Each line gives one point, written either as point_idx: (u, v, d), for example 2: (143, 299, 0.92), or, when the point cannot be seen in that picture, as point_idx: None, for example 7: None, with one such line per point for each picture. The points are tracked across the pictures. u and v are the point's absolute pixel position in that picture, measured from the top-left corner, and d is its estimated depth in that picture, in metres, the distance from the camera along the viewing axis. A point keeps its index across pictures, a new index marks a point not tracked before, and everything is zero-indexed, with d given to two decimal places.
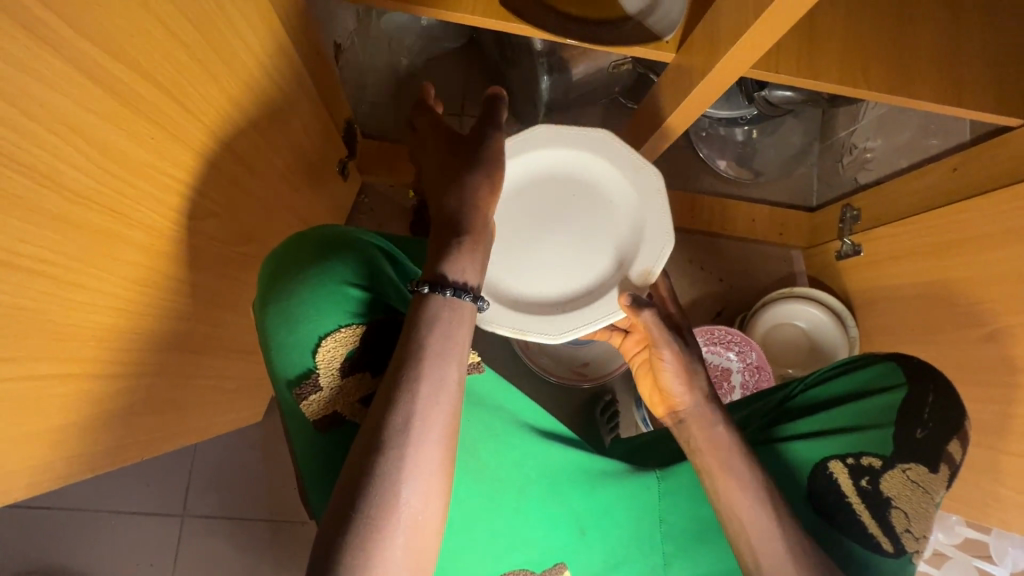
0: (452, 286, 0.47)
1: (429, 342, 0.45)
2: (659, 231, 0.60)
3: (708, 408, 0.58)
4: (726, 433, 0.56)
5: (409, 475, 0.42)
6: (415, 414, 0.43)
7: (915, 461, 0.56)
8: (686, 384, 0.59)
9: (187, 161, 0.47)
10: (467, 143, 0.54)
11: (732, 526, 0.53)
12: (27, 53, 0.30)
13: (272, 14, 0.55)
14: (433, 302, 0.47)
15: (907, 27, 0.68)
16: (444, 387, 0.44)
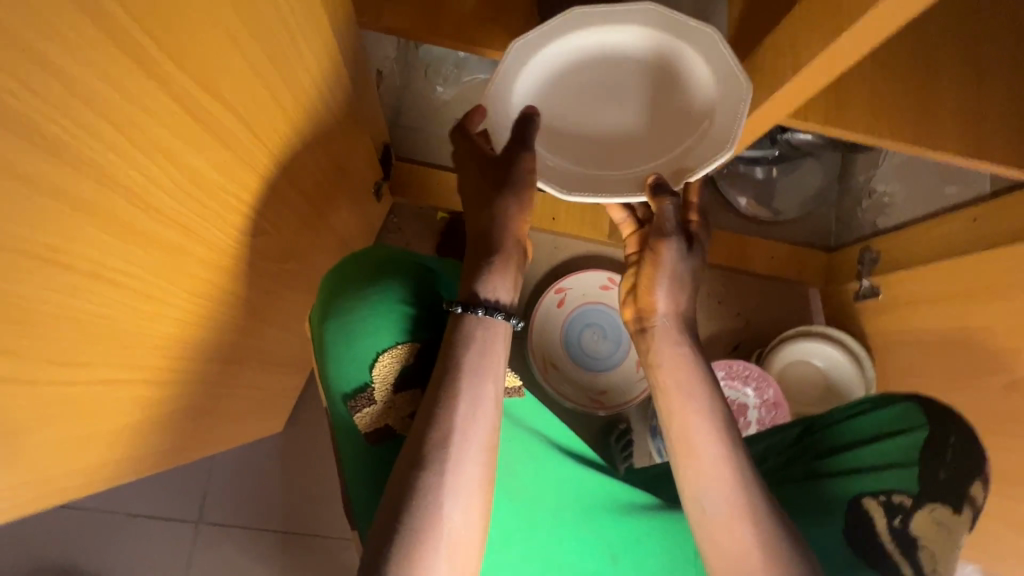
0: (484, 305, 0.49)
1: (466, 359, 0.47)
2: (719, 138, 0.56)
3: (677, 325, 0.58)
4: (687, 351, 0.57)
5: (448, 490, 0.43)
6: (452, 430, 0.45)
7: (940, 502, 0.56)
8: (668, 293, 0.59)
9: (250, 183, 0.50)
10: (498, 164, 0.53)
11: (675, 434, 0.54)
12: (139, 89, 0.33)
13: (335, 49, 0.59)
14: (468, 320, 0.49)
15: (933, 82, 0.70)
16: (481, 405, 0.46)
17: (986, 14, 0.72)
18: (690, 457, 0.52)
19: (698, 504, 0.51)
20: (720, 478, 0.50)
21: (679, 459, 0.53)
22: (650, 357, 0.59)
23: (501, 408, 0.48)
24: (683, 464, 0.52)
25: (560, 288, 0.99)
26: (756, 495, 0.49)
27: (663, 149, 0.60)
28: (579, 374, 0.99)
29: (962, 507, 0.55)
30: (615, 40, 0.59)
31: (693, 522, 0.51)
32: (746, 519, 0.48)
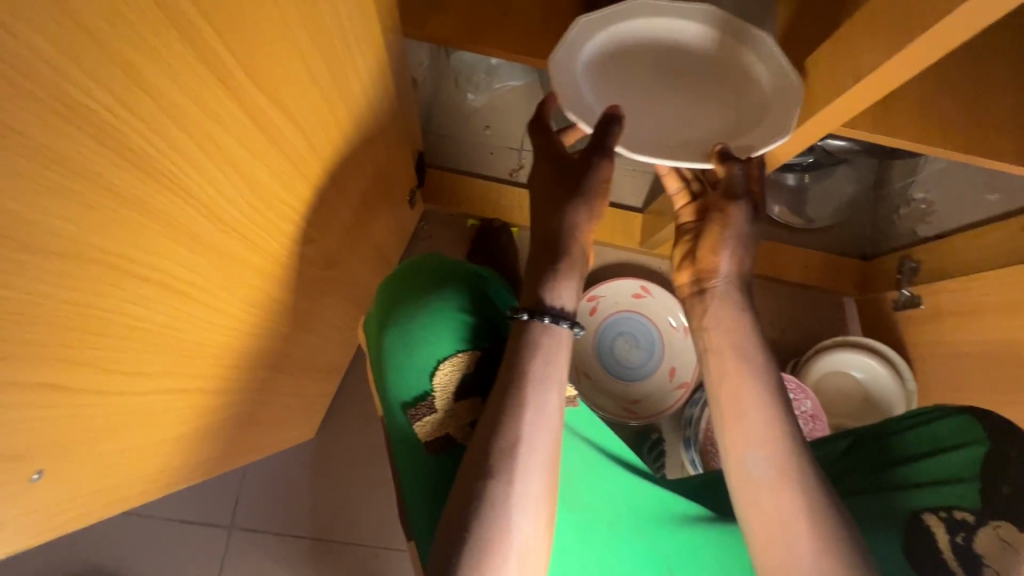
0: (550, 313, 0.49)
1: (531, 368, 0.47)
2: (777, 123, 0.57)
3: (736, 286, 0.58)
4: (743, 313, 0.57)
5: (514, 499, 0.43)
6: (517, 441, 0.45)
7: (1006, 520, 0.53)
8: (733, 254, 0.58)
9: (304, 192, 0.50)
10: (574, 170, 0.53)
11: (726, 394, 0.54)
12: (218, 103, 0.33)
13: (383, 59, 0.59)
14: (536, 328, 0.48)
15: (986, 89, 0.69)
16: (544, 413, 0.46)
17: None
18: (737, 420, 0.52)
19: (741, 466, 0.51)
20: (767, 440, 0.50)
21: (727, 419, 0.53)
22: (702, 320, 0.59)
23: (564, 420, 0.47)
24: (729, 426, 0.53)
25: (592, 295, 0.98)
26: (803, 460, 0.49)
27: (719, 134, 0.59)
28: (612, 383, 0.98)
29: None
30: (671, 32, 0.60)
31: (733, 482, 0.51)
32: (791, 482, 0.48)
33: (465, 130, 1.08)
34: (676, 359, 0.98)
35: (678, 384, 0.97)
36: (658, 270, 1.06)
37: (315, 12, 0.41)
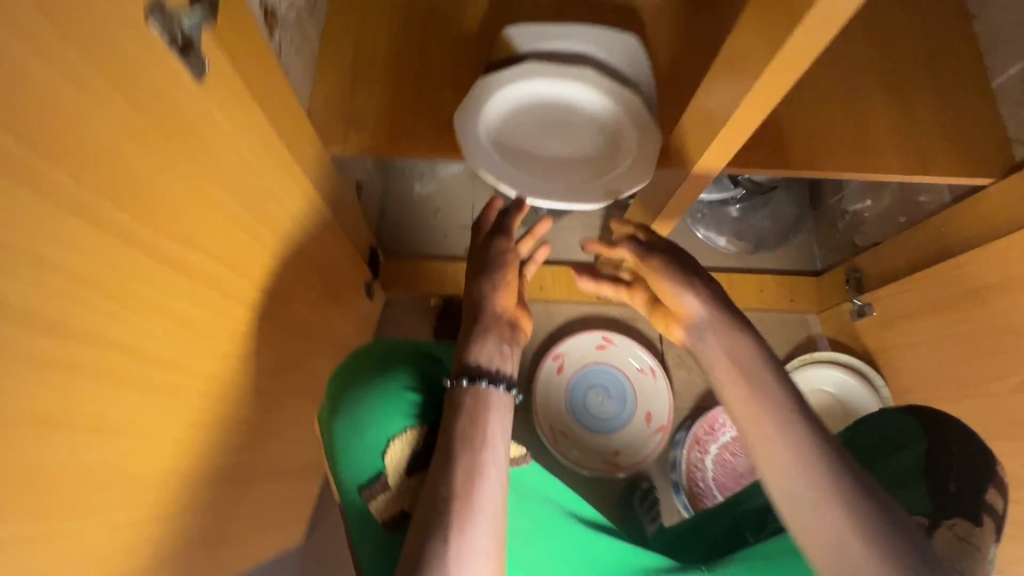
0: (470, 374, 0.52)
1: (458, 427, 0.49)
2: (640, 170, 0.69)
3: (719, 313, 0.59)
4: (740, 336, 0.57)
5: (461, 567, 0.42)
6: (457, 500, 0.45)
7: (957, 516, 0.52)
8: (687, 289, 0.60)
9: (235, 313, 0.54)
10: (478, 253, 0.62)
11: (743, 427, 0.53)
12: (129, 261, 0.38)
13: (307, 181, 0.66)
14: (465, 391, 0.51)
15: (862, 114, 0.76)
16: (489, 476, 0.47)
17: (890, 53, 0.79)
18: (764, 446, 0.50)
19: (784, 493, 0.49)
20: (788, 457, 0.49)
21: (755, 448, 0.51)
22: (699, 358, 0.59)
23: (503, 476, 0.47)
24: (752, 443, 0.52)
25: (556, 354, 1.01)
26: (837, 463, 0.47)
27: (599, 176, 0.70)
28: (591, 438, 0.98)
29: (983, 519, 0.51)
30: (557, 94, 0.71)
31: (784, 514, 0.49)
32: (834, 498, 0.46)
33: (416, 218, 1.15)
34: (651, 404, 1.00)
35: (656, 429, 0.98)
36: (619, 319, 1.09)
37: (222, 162, 0.47)
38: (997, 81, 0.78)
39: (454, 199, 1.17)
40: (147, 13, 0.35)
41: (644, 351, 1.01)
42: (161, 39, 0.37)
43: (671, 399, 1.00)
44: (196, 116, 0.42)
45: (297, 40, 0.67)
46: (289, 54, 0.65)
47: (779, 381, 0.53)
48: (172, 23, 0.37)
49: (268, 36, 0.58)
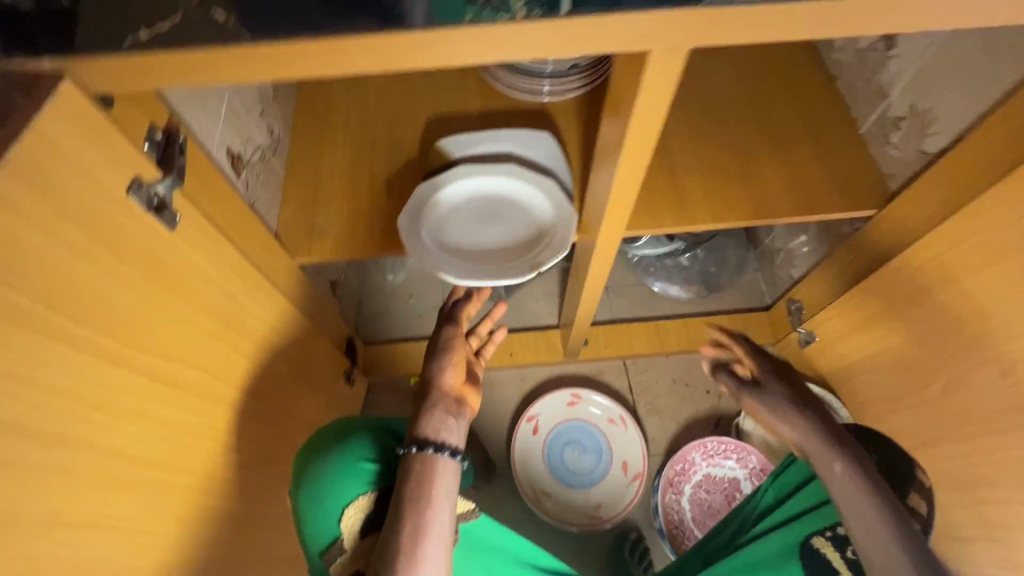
0: (422, 443, 0.58)
1: (407, 489, 0.55)
2: (559, 243, 0.79)
3: (797, 420, 0.68)
4: (810, 436, 0.66)
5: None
6: (401, 557, 0.52)
7: None
8: (778, 420, 0.70)
9: (215, 412, 0.62)
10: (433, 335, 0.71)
11: (848, 518, 0.61)
12: (116, 378, 0.46)
13: (278, 289, 0.76)
14: (414, 458, 0.57)
15: (752, 171, 0.88)
16: (433, 537, 0.53)
17: (769, 115, 0.93)
18: (857, 521, 0.60)
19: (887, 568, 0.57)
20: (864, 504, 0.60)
21: (856, 531, 0.60)
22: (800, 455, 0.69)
23: (446, 532, 0.54)
24: (844, 511, 0.61)
25: (530, 416, 1.07)
26: (886, 508, 0.59)
27: (526, 252, 0.81)
28: (572, 494, 1.03)
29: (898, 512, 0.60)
30: (484, 187, 0.83)
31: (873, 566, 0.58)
32: (902, 551, 0.57)
33: (392, 305, 1.25)
34: (626, 453, 1.05)
35: (633, 476, 1.03)
36: (587, 375, 1.18)
37: (198, 288, 0.57)
38: (865, 128, 0.90)
39: (424, 283, 1.28)
40: (127, 189, 0.46)
41: (613, 402, 1.06)
42: (140, 206, 0.48)
43: (643, 446, 1.04)
44: (172, 257, 0.53)
45: (262, 175, 0.81)
46: (255, 188, 0.78)
47: (845, 462, 0.63)
48: (147, 191, 0.49)
49: (234, 178, 0.71)
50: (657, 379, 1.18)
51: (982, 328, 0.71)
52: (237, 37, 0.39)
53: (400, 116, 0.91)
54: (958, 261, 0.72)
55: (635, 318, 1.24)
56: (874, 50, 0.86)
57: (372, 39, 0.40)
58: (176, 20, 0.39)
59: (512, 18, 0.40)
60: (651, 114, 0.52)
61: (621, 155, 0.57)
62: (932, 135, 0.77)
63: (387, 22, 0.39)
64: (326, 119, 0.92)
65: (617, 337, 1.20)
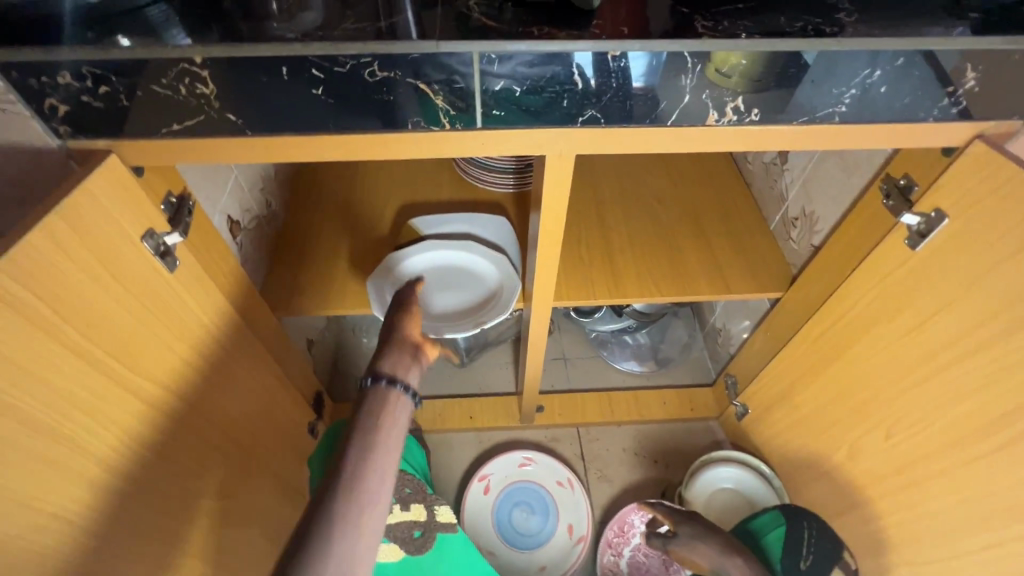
0: (386, 376, 0.66)
1: (362, 415, 0.62)
2: (501, 306, 0.93)
3: (699, 549, 0.82)
4: (710, 557, 0.80)
5: (348, 522, 0.54)
6: (351, 464, 0.58)
7: None
8: (697, 561, 0.82)
9: (197, 443, 0.69)
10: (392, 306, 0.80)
11: None
12: (111, 391, 0.55)
13: (257, 336, 0.86)
14: (372, 390, 0.65)
15: (677, 255, 1.03)
16: (382, 454, 0.60)
17: (691, 210, 1.10)
18: None
19: None
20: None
21: None
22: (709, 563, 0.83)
23: (395, 449, 0.61)
24: None
25: (482, 476, 1.12)
26: None
27: (475, 312, 0.93)
28: (517, 556, 1.06)
29: None
30: (448, 257, 0.98)
31: None
32: None
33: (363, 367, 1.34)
34: (572, 516, 1.09)
35: (578, 538, 1.06)
36: (540, 441, 1.24)
37: (188, 323, 0.68)
38: (772, 224, 1.07)
39: None
40: (142, 237, 0.59)
41: (560, 464, 1.12)
42: (150, 251, 0.60)
43: (589, 510, 1.09)
44: (171, 294, 0.64)
45: (255, 240, 0.95)
46: (247, 249, 0.92)
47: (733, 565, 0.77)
48: (157, 240, 0.61)
49: (230, 240, 0.85)
50: (608, 448, 1.25)
51: (869, 395, 0.81)
52: (243, 131, 0.55)
53: (381, 198, 1.08)
54: (842, 335, 0.84)
55: (588, 388, 1.33)
56: (774, 164, 1.04)
57: (340, 137, 0.56)
58: (201, 118, 0.54)
59: (442, 130, 0.56)
60: (561, 201, 0.67)
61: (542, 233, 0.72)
62: (818, 231, 0.93)
63: (352, 126, 0.55)
64: (315, 198, 1.09)
65: (571, 405, 1.28)
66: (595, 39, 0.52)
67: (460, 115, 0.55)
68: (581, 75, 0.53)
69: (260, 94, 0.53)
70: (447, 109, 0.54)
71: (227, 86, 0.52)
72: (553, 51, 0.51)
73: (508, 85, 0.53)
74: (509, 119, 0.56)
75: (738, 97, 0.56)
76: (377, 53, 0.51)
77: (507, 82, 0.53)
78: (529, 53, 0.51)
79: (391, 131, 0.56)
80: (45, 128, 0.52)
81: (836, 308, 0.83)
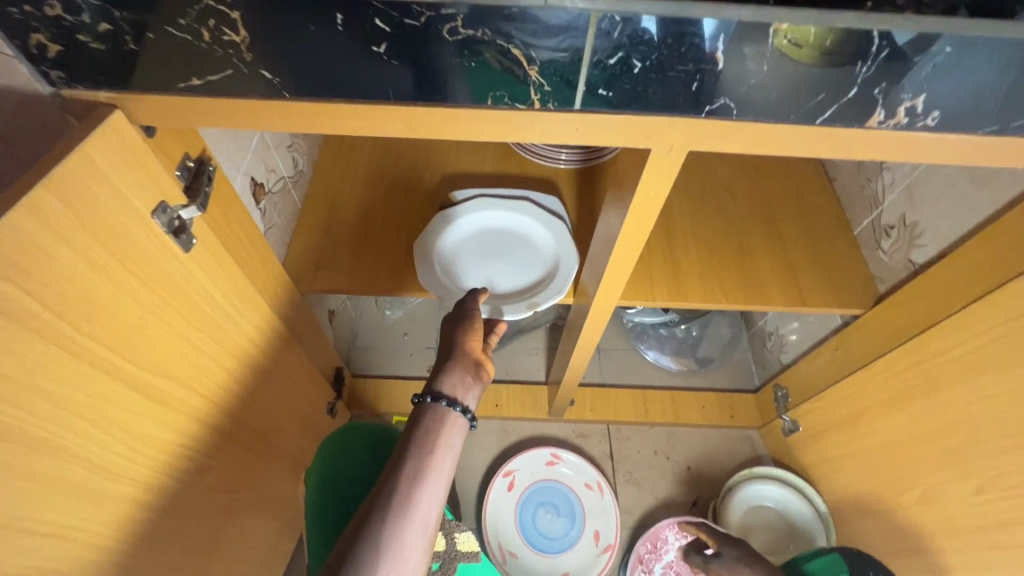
0: (447, 398, 0.60)
1: (417, 432, 0.57)
2: (557, 284, 0.82)
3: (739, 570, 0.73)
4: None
5: (391, 553, 0.49)
6: (403, 486, 0.53)
7: None
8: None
9: (199, 432, 0.61)
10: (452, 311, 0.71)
11: None
12: (105, 388, 0.47)
13: (280, 315, 0.77)
14: (428, 407, 0.59)
15: (748, 255, 0.92)
16: (433, 479, 0.55)
17: (765, 206, 0.97)
18: None
19: None
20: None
21: None
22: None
23: (449, 479, 0.56)
24: None
25: (508, 471, 1.06)
26: None
27: (528, 290, 0.83)
28: (538, 559, 1.02)
29: None
30: (499, 224, 0.86)
31: None
32: None
33: (385, 341, 1.27)
34: (598, 523, 1.03)
35: (603, 547, 1.01)
36: (568, 437, 1.17)
37: (205, 307, 0.59)
38: (858, 229, 0.94)
39: (421, 324, 1.30)
40: (152, 212, 0.49)
41: (590, 467, 1.06)
42: (161, 227, 0.50)
43: (617, 516, 1.03)
44: (186, 278, 0.55)
45: (280, 205, 0.84)
46: (271, 216, 0.82)
47: None
48: (171, 215, 0.51)
49: (253, 205, 0.75)
50: (638, 449, 1.18)
51: (960, 442, 0.72)
52: (280, 93, 0.44)
53: (421, 164, 0.96)
54: (941, 372, 0.73)
55: (623, 383, 1.25)
56: (870, 161, 0.90)
57: (399, 108, 0.45)
58: (228, 73, 0.43)
59: (530, 108, 0.44)
60: (651, 200, 0.56)
61: (619, 236, 0.61)
62: (919, 246, 0.81)
63: (415, 97, 0.44)
64: (348, 160, 0.98)
65: (604, 402, 1.20)
66: (756, 5, 0.39)
67: (556, 92, 0.43)
68: (722, 52, 0.41)
69: (303, 48, 0.41)
70: (540, 83, 0.43)
71: (265, 36, 0.41)
72: (689, 17, 0.39)
73: (625, 58, 0.41)
74: (614, 101, 0.44)
75: (919, 95, 0.43)
76: (463, 4, 0.39)
77: (623, 53, 0.41)
78: (658, 16, 0.39)
79: (440, 103, 0.44)
80: (32, 72, 0.42)
81: (942, 340, 0.73)
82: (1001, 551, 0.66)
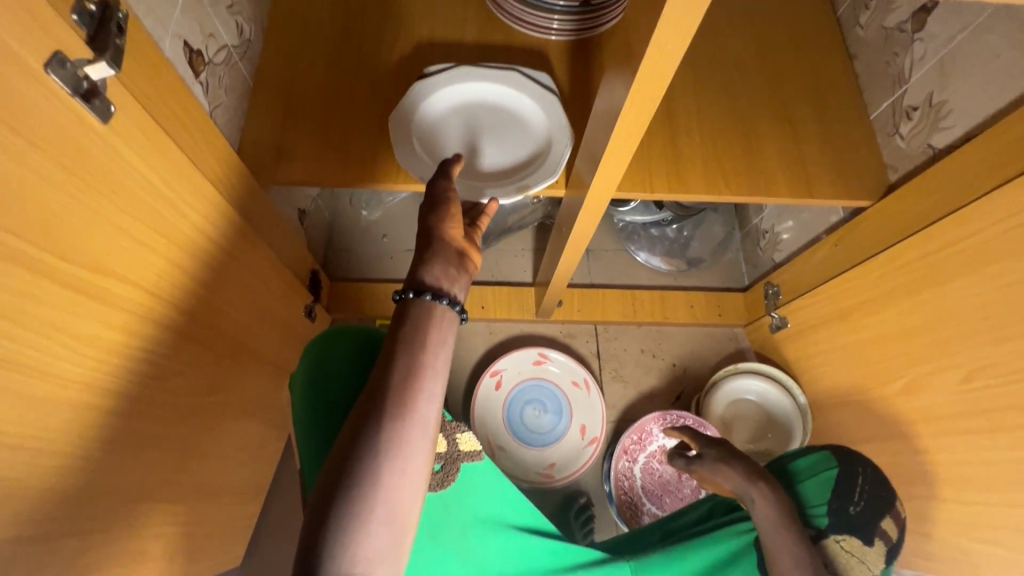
0: (431, 291, 0.55)
1: (404, 331, 0.52)
2: (550, 162, 0.74)
3: (717, 464, 0.74)
4: (728, 475, 0.72)
5: (393, 456, 0.47)
6: (396, 387, 0.49)
7: (847, 533, 0.67)
8: (718, 477, 0.73)
9: (158, 335, 0.56)
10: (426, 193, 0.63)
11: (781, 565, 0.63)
12: (30, 284, 0.40)
13: (236, 209, 0.69)
14: (413, 304, 0.54)
15: (754, 142, 0.84)
16: (429, 378, 0.51)
17: (780, 86, 0.87)
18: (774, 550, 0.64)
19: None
20: (780, 525, 0.65)
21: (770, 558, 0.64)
22: (720, 479, 0.73)
23: (445, 376, 0.52)
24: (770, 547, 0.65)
25: (495, 371, 1.06)
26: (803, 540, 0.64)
27: (521, 170, 0.75)
28: (526, 452, 1.04)
29: (873, 540, 0.66)
30: (479, 95, 0.75)
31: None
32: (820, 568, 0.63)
33: (362, 242, 1.20)
34: (585, 417, 1.06)
35: (589, 439, 1.04)
36: (557, 337, 1.16)
37: (140, 195, 0.51)
38: (875, 112, 0.86)
39: (399, 225, 1.22)
40: (47, 65, 0.39)
41: (576, 365, 1.06)
42: (61, 87, 0.40)
43: (603, 412, 1.05)
44: (111, 157, 0.46)
45: (226, 79, 0.72)
46: (217, 92, 0.70)
47: (766, 506, 0.67)
48: (73, 71, 0.41)
49: (191, 76, 0.63)
50: (625, 347, 1.18)
51: (955, 333, 0.70)
52: None
53: (390, 33, 0.83)
54: (946, 264, 0.70)
55: (611, 284, 1.22)
56: (901, 31, 0.80)
57: None
58: None
59: None
60: (665, 58, 0.47)
61: (624, 107, 0.53)
62: (943, 129, 0.75)
63: None
64: (302, 27, 0.83)
65: (592, 302, 1.17)
66: None
67: None
68: None
69: None
70: None
71: None
72: None
73: None
74: None
75: None
76: None
77: None
78: None
79: None
80: None
81: (955, 230, 0.69)
82: (979, 436, 0.68)
